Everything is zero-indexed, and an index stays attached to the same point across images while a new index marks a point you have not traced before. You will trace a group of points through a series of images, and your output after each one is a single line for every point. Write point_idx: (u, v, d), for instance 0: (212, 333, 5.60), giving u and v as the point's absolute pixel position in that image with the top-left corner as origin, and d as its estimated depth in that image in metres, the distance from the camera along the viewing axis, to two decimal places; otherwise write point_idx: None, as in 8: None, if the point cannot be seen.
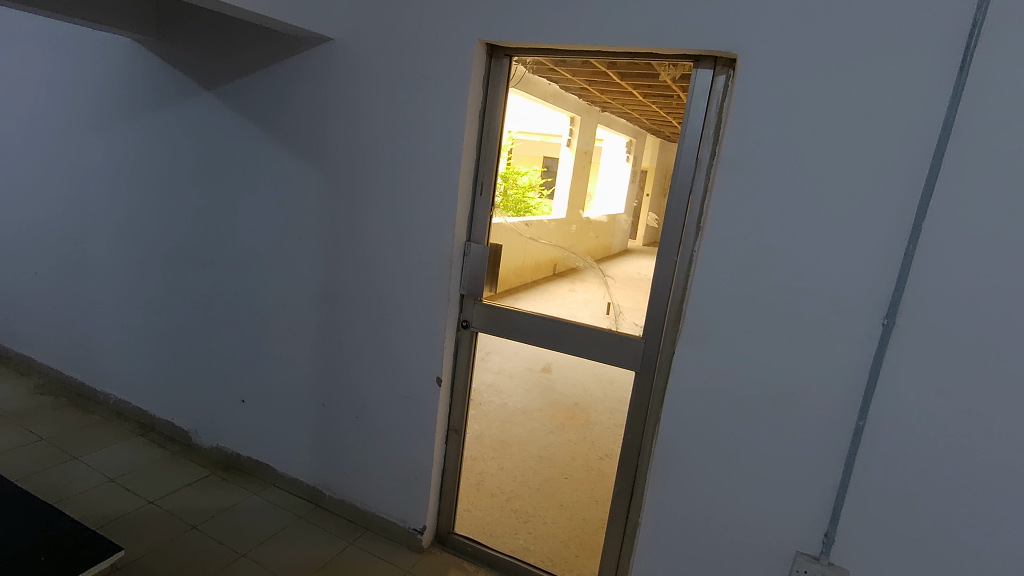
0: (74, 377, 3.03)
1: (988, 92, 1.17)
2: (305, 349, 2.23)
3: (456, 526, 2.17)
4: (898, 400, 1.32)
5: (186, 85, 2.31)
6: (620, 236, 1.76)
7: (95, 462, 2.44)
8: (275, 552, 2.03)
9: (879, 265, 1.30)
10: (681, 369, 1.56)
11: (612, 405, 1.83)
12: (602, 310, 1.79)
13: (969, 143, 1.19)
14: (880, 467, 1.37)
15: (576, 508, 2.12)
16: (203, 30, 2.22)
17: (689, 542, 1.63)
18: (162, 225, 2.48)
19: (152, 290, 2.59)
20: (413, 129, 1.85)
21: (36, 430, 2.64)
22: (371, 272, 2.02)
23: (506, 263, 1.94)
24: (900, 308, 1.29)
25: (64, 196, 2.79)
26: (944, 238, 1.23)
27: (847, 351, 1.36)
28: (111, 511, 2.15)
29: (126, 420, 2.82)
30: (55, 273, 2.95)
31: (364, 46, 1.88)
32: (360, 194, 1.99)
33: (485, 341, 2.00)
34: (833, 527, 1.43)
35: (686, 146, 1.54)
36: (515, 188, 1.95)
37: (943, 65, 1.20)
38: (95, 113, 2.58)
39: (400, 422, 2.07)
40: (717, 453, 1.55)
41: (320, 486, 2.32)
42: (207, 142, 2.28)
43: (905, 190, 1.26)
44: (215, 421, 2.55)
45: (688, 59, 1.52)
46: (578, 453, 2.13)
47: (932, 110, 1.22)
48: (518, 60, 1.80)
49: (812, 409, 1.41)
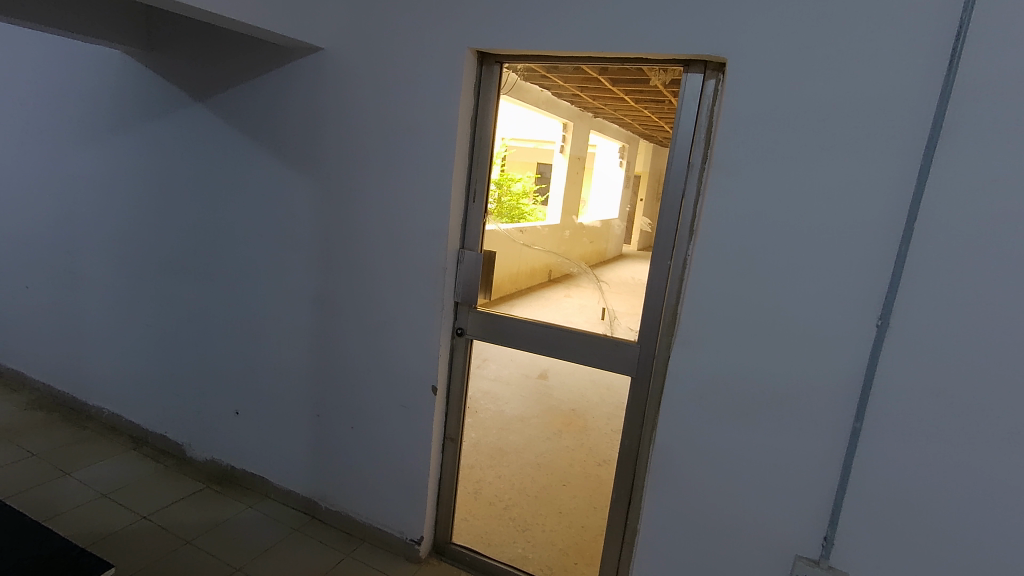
0: (65, 391, 3.00)
1: (975, 91, 1.18)
2: (299, 359, 2.22)
3: (455, 536, 2.15)
4: (896, 402, 1.32)
5: (176, 96, 2.30)
6: (614, 242, 1.77)
7: (87, 477, 2.41)
8: (271, 565, 2.01)
9: (873, 266, 1.30)
10: (678, 373, 1.55)
11: (608, 410, 1.81)
12: (597, 315, 1.77)
13: (960, 143, 1.20)
14: (877, 468, 1.36)
15: (574, 515, 2.08)
16: (192, 42, 2.22)
17: (688, 548, 1.61)
18: (154, 234, 2.46)
19: (144, 302, 2.57)
20: (404, 134, 1.84)
21: (26, 446, 2.60)
22: (365, 280, 2.01)
23: (501, 269, 1.94)
24: (893, 309, 1.29)
25: (55, 209, 2.77)
26: (936, 238, 1.24)
27: (843, 353, 1.35)
28: (103, 527, 2.12)
29: (119, 434, 2.79)
30: (46, 287, 2.92)
31: (355, 54, 1.88)
32: (352, 204, 1.98)
33: (481, 348, 1.98)
34: (832, 530, 1.42)
35: (678, 150, 1.54)
36: (509, 195, 1.93)
37: (930, 66, 1.21)
38: (83, 126, 2.58)
39: (396, 431, 2.05)
40: (716, 456, 1.54)
41: (315, 497, 2.30)
42: (198, 152, 2.27)
43: (896, 191, 1.26)
44: (209, 433, 2.52)
45: (679, 64, 1.53)
46: (576, 460, 2.03)
47: (920, 112, 1.23)
48: (509, 66, 1.80)
49: (809, 412, 1.41)
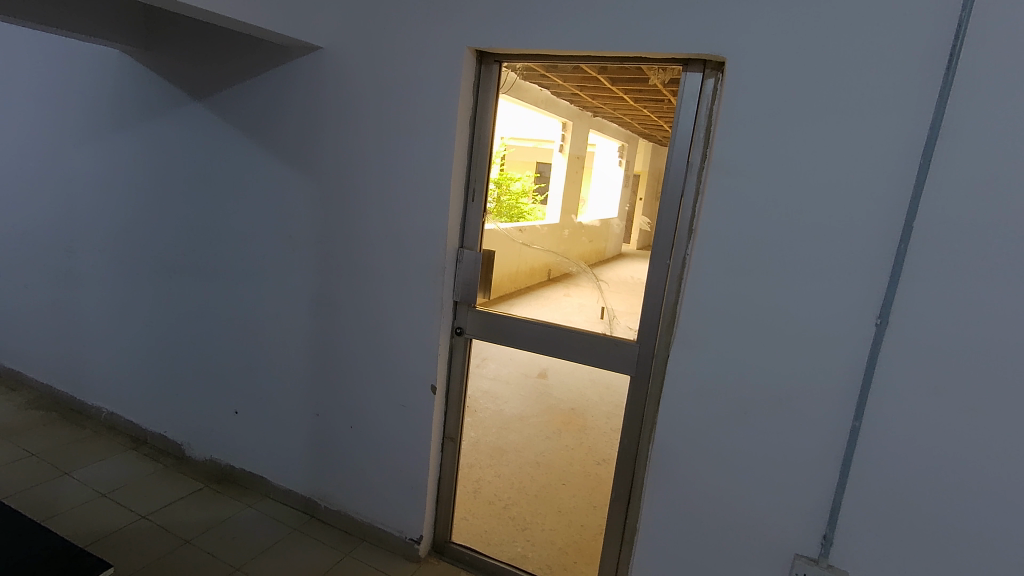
0: (64, 391, 3.00)
1: (974, 89, 1.18)
2: (298, 358, 2.21)
3: (454, 535, 2.15)
4: (895, 401, 1.32)
5: (175, 95, 2.29)
6: (613, 241, 1.76)
7: (86, 477, 2.41)
8: (271, 565, 2.01)
9: (871, 265, 1.30)
10: (677, 372, 1.55)
11: (607, 409, 1.81)
12: (596, 314, 1.77)
13: (959, 142, 1.20)
14: (875, 467, 1.36)
15: (573, 513, 2.07)
16: (191, 41, 2.22)
17: (688, 547, 1.61)
18: (152, 233, 2.46)
19: (143, 302, 2.57)
20: (403, 133, 1.84)
21: (25, 446, 2.60)
22: (364, 279, 2.01)
23: (500, 268, 1.95)
24: (892, 308, 1.30)
25: (54, 209, 2.76)
26: (935, 237, 1.24)
27: (842, 352, 1.35)
28: (102, 526, 2.12)
29: (118, 434, 2.79)
30: (44, 287, 2.92)
31: (353, 53, 1.88)
32: (351, 203, 1.98)
33: (480, 347, 1.98)
34: (832, 529, 1.42)
35: (677, 149, 1.55)
36: (509, 194, 1.93)
37: (929, 65, 1.21)
38: (81, 126, 2.57)
39: (396, 430, 2.05)
40: (716, 455, 1.54)
41: (315, 496, 2.30)
42: (197, 151, 2.27)
43: (894, 191, 1.27)
44: (208, 432, 2.52)
45: (677, 64, 1.53)
46: (575, 459, 2.04)
47: (920, 111, 1.23)
48: (509, 65, 1.80)
49: (808, 411, 1.41)
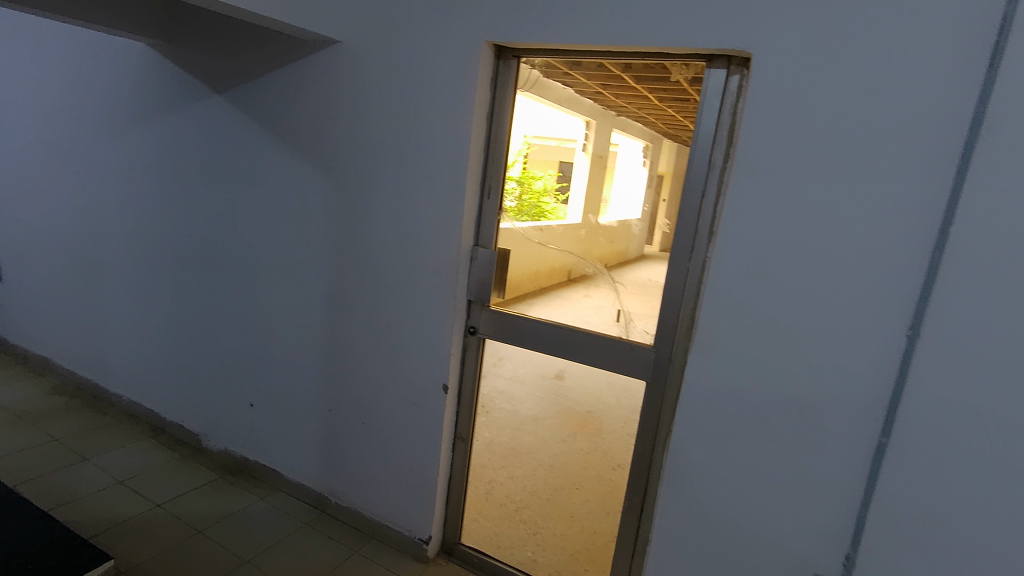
0: (87, 380, 3.08)
1: (1019, 87, 1.10)
2: (312, 354, 2.23)
3: (463, 536, 2.14)
4: (924, 417, 1.24)
5: (197, 90, 2.33)
6: (635, 242, 1.71)
7: (105, 464, 2.47)
8: (280, 558, 2.02)
9: (902, 274, 1.23)
10: (692, 379, 1.50)
11: (625, 415, 1.76)
12: (612, 317, 1.74)
13: (1001, 143, 1.12)
14: (901, 487, 1.28)
15: (587, 519, 2.01)
16: (212, 35, 2.25)
17: (699, 562, 1.56)
18: (174, 227, 2.50)
19: (163, 294, 2.62)
20: (420, 130, 1.83)
21: (50, 431, 2.68)
22: (378, 276, 2.01)
23: (517, 268, 1.92)
24: (924, 319, 1.22)
25: (80, 201, 2.83)
26: (973, 244, 1.15)
27: (868, 364, 1.28)
28: (118, 514, 2.16)
29: (138, 423, 2.85)
30: (69, 277, 2.99)
31: (371, 49, 1.88)
32: (367, 200, 1.98)
33: (494, 347, 1.96)
34: (854, 550, 1.35)
35: (699, 148, 1.49)
36: (530, 193, 1.91)
37: (970, 61, 1.14)
38: (107, 120, 2.63)
39: (407, 428, 2.05)
40: (731, 466, 1.48)
41: (326, 492, 2.31)
42: (218, 146, 2.30)
43: (929, 194, 1.19)
44: (224, 424, 2.55)
45: (701, 59, 1.48)
46: (589, 463, 1.98)
47: (958, 110, 1.15)
48: (528, 61, 1.79)
49: (830, 425, 1.34)
